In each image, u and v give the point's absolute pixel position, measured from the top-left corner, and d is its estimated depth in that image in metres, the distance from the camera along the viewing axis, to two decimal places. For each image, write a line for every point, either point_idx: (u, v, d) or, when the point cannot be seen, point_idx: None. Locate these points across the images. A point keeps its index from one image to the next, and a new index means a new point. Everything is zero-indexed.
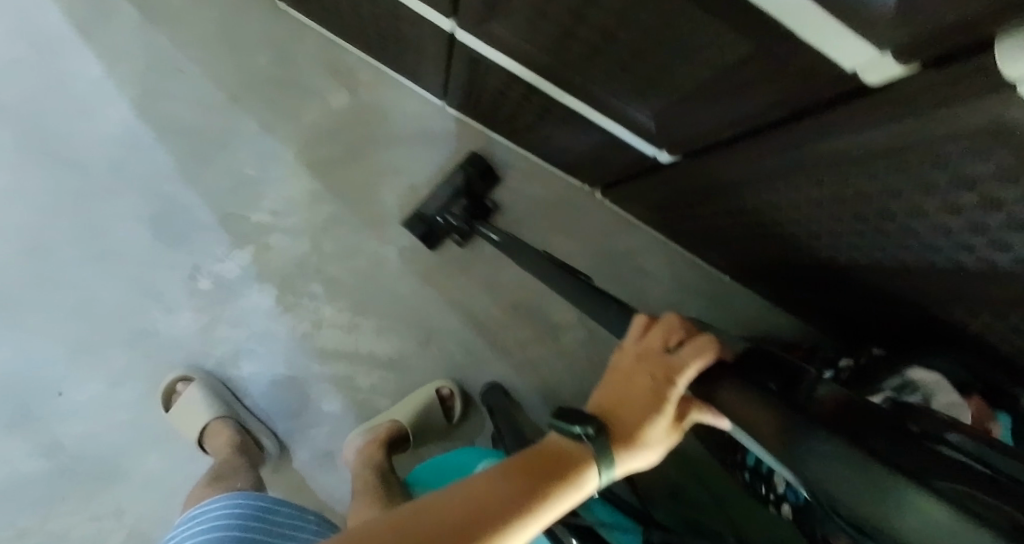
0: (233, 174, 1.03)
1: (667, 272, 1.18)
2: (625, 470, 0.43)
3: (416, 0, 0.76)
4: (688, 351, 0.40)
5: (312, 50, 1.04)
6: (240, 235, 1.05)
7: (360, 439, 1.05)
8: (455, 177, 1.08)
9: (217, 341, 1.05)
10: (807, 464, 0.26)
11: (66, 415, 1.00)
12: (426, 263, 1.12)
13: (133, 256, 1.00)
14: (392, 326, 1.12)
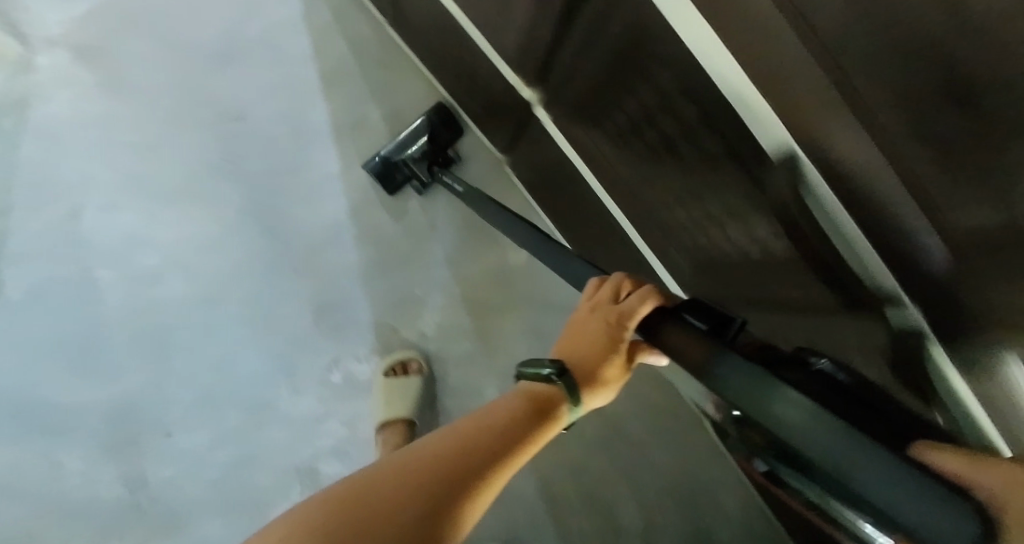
0: (402, 287, 1.10)
1: (746, 522, 1.15)
2: (589, 403, 0.51)
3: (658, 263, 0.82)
4: (634, 297, 0.49)
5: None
6: (383, 343, 1.09)
7: None
8: (417, 121, 1.05)
9: (321, 434, 1.07)
10: (728, 381, 0.39)
11: (164, 457, 1.01)
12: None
13: (291, 330, 1.06)
14: None
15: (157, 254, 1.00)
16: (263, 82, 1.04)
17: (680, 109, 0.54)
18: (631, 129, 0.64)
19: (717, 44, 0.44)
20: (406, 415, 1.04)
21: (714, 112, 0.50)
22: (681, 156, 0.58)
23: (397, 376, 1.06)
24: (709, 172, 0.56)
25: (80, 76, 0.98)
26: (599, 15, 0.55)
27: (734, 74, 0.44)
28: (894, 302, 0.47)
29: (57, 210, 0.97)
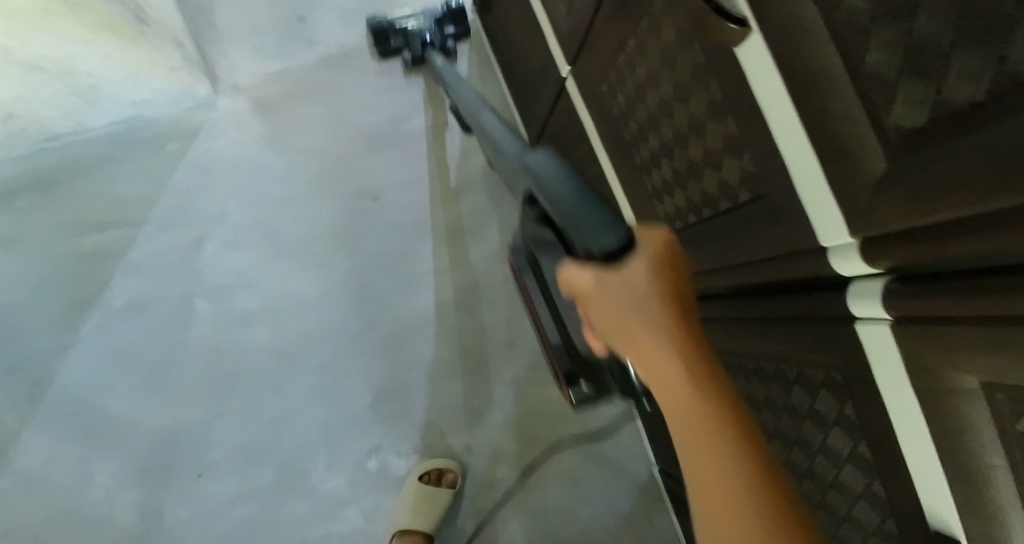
0: (463, 397, 1.11)
1: None
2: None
3: None
4: None
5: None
6: (426, 446, 1.09)
7: None
8: (429, 7, 1.13)
9: (338, 518, 1.05)
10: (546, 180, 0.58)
11: (187, 497, 1.01)
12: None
13: (348, 408, 1.07)
14: None
15: (256, 301, 1.05)
16: (405, 172, 1.11)
17: (842, 430, 0.56)
18: (774, 402, 0.67)
19: (928, 442, 0.45)
20: (425, 529, 1.03)
21: (881, 457, 0.51)
22: (822, 457, 0.61)
23: (429, 483, 1.06)
24: (848, 488, 0.58)
25: (250, 124, 1.05)
26: (793, 321, 0.56)
27: (933, 466, 0.45)
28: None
29: (185, 235, 1.03)
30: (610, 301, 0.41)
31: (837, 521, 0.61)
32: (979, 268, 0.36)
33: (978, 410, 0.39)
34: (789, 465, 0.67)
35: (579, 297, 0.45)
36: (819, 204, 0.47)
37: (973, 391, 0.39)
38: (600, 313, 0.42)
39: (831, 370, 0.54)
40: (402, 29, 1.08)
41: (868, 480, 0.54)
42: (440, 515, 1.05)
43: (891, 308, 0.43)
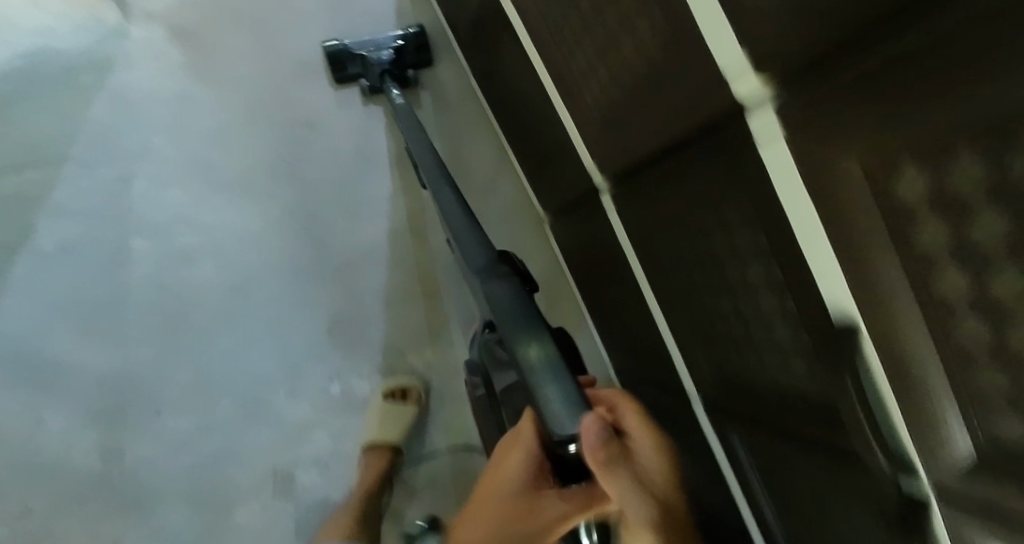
0: (420, 318, 1.13)
1: None
2: None
3: (683, 364, 0.88)
4: None
5: (540, 273, 1.23)
6: (387, 367, 1.12)
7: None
8: (394, 33, 1.14)
9: (306, 443, 1.07)
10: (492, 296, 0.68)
11: (148, 435, 1.00)
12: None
13: (304, 336, 1.08)
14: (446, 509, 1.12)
15: (197, 236, 1.04)
16: (340, 99, 1.11)
17: (757, 258, 0.60)
18: (700, 255, 0.71)
19: (823, 240, 0.49)
20: (392, 441, 1.06)
21: (792, 273, 0.55)
22: (744, 291, 0.65)
23: (393, 401, 1.08)
24: (766, 313, 0.62)
25: (169, 55, 1.05)
26: (709, 160, 0.60)
27: (830, 259, 0.49)
28: (854, 336, 0.50)
29: (112, 172, 1.01)
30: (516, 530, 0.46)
31: (761, 349, 0.66)
32: (856, 47, 0.38)
33: (852, 182, 0.43)
34: (720, 312, 0.72)
35: (519, 436, 0.49)
36: (715, 26, 0.50)
37: (850, 168, 0.43)
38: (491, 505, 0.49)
39: (742, 199, 0.58)
40: (360, 58, 1.08)
41: (781, 295, 0.59)
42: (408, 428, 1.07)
43: (783, 107, 0.47)
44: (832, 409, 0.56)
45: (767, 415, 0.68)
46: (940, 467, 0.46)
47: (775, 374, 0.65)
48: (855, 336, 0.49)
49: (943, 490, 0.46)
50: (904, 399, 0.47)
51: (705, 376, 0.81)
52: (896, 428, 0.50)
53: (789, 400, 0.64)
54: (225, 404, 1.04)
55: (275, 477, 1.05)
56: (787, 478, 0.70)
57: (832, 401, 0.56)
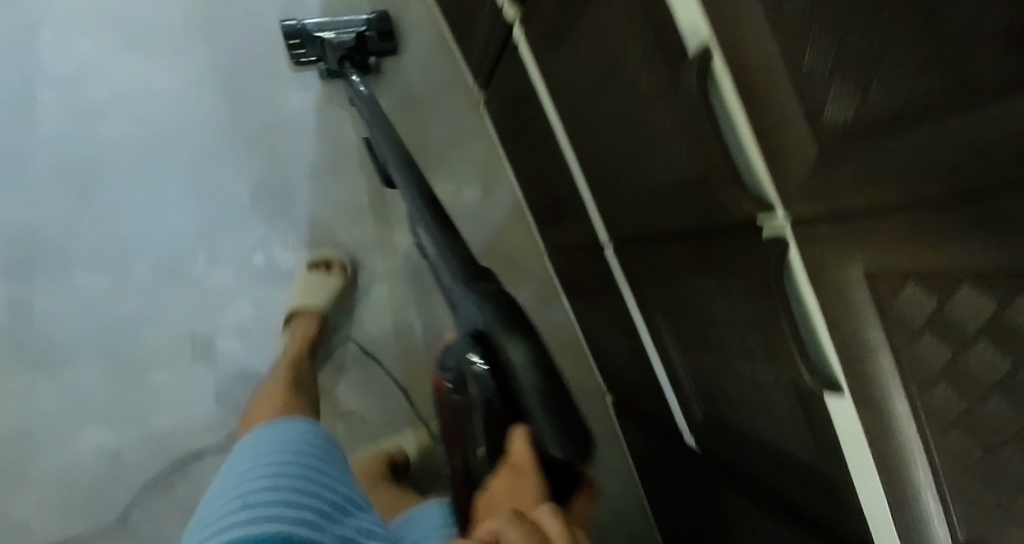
0: (348, 191, 1.11)
1: (616, 481, 1.25)
2: None
3: (594, 206, 0.89)
4: None
5: (480, 151, 1.21)
6: (313, 239, 1.09)
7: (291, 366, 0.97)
8: (361, 19, 1.11)
9: (227, 310, 1.05)
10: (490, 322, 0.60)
11: (56, 288, 0.99)
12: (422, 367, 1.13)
13: (224, 201, 1.05)
14: (374, 382, 1.12)
15: (111, 93, 1.02)
16: None
17: (633, 32, 0.60)
18: (592, 66, 0.72)
19: None
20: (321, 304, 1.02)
21: (658, 27, 0.56)
22: (625, 78, 0.65)
23: (314, 272, 1.05)
24: (643, 95, 0.63)
25: None
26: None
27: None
28: (705, 64, 0.51)
29: (23, 22, 1.01)
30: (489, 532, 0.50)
31: (645, 143, 0.67)
32: None
33: None
34: (615, 125, 0.72)
35: (518, 466, 0.56)
36: None
37: None
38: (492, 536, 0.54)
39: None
40: (317, 39, 1.07)
41: (653, 62, 0.59)
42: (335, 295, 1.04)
43: None
44: (702, 170, 0.58)
45: (661, 214, 0.70)
46: (788, 184, 0.48)
47: (659, 166, 0.66)
48: (708, 66, 0.51)
49: (796, 211, 0.49)
50: (754, 101, 0.48)
51: (611, 207, 0.83)
52: (751, 159, 0.51)
53: (671, 186, 0.65)
54: (141, 266, 1.02)
55: (192, 342, 1.03)
56: (682, 281, 0.72)
57: (700, 159, 0.57)
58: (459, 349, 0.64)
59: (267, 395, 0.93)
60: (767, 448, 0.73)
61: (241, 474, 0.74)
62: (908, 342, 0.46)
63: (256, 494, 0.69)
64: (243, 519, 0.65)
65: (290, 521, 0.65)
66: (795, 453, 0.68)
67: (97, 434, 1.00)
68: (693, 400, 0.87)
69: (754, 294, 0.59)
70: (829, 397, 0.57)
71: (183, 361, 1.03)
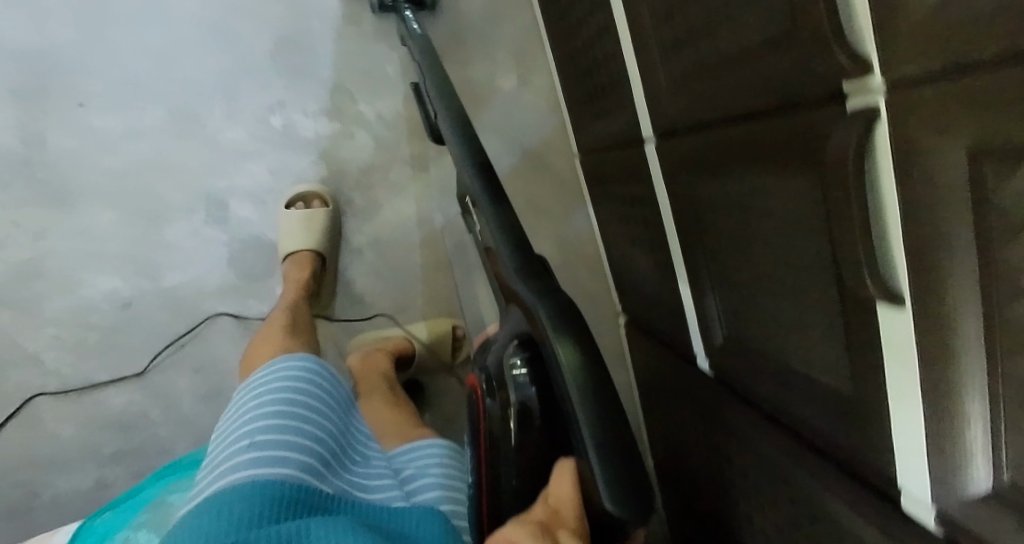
0: (377, 60, 1.03)
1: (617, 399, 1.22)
2: None
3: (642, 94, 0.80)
4: None
5: (520, 35, 1.12)
6: (335, 108, 1.03)
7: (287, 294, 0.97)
8: None
9: (241, 172, 1.01)
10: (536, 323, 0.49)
11: (69, 126, 0.94)
12: (433, 258, 1.10)
13: (244, 54, 0.98)
14: (383, 265, 1.09)
15: None
16: None
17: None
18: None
19: None
20: (314, 247, 1.00)
21: None
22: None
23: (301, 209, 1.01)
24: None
25: None
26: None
27: None
28: None
29: None
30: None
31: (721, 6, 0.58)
32: None
33: None
34: None
35: (556, 508, 0.52)
36: None
37: None
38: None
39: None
40: None
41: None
42: (327, 231, 1.01)
43: None
44: (791, 30, 0.49)
45: (727, 97, 0.61)
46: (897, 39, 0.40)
47: (734, 36, 0.57)
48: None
49: (902, 73, 0.41)
50: None
51: (661, 93, 0.74)
52: (855, 12, 0.43)
53: (745, 56, 0.56)
54: (156, 113, 0.97)
55: (207, 201, 1.01)
56: (734, 179, 0.65)
57: (790, 14, 0.48)
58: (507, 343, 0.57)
59: (267, 333, 0.89)
60: (789, 372, 0.68)
61: (245, 410, 0.73)
62: (997, 242, 0.38)
63: (264, 433, 0.68)
64: (254, 460, 0.64)
65: (300, 469, 0.65)
66: (819, 376, 0.62)
67: (109, 283, 0.99)
68: (715, 316, 0.81)
69: (819, 186, 0.52)
70: (882, 309, 0.49)
71: (195, 218, 1.01)
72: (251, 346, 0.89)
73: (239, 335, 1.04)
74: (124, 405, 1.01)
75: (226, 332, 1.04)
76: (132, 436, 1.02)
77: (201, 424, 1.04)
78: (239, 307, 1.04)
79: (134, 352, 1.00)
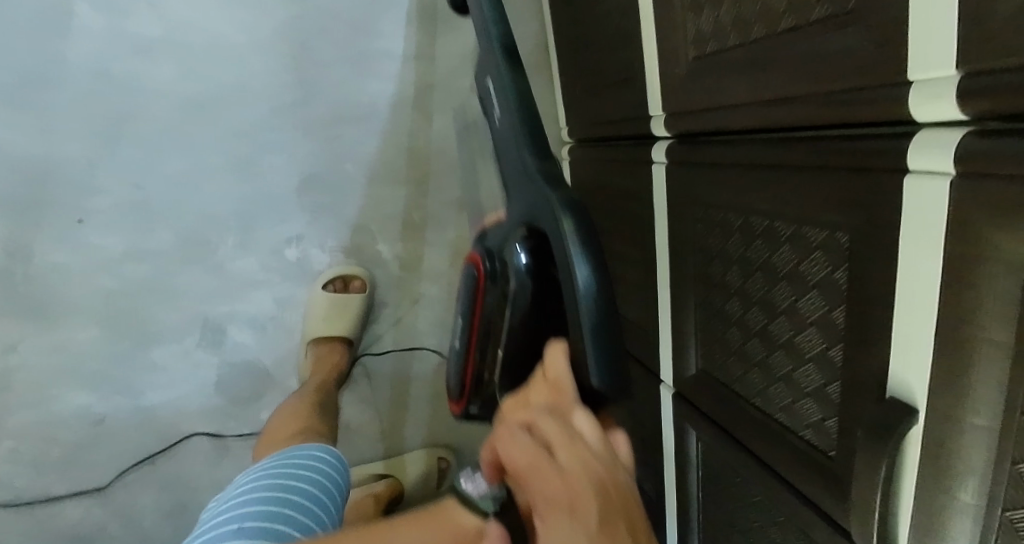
0: (403, 205, 1.03)
1: None
2: None
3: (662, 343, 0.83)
4: None
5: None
6: (352, 247, 1.02)
7: (315, 377, 0.97)
8: None
9: (246, 299, 0.98)
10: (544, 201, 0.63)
11: (65, 243, 0.89)
12: (418, 399, 1.11)
13: (269, 188, 0.95)
14: (372, 397, 1.09)
15: (161, 29, 0.88)
16: None
17: (820, 293, 0.54)
18: (738, 259, 0.65)
19: (931, 303, 0.43)
20: (346, 334, 1.01)
21: (856, 329, 0.50)
22: (782, 319, 0.59)
23: (337, 291, 0.99)
24: (798, 352, 0.58)
25: None
26: (850, 160, 0.48)
27: (930, 298, 0.43)
28: (909, 408, 0.46)
29: None
30: (550, 481, 0.42)
31: (771, 379, 0.62)
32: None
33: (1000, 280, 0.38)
34: (739, 324, 0.66)
35: (555, 380, 0.57)
36: (930, 28, 0.39)
37: (1007, 261, 0.37)
38: (500, 441, 0.46)
39: (837, 229, 0.50)
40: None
41: (827, 345, 0.54)
42: (357, 318, 1.01)
43: (962, 155, 0.39)
44: (829, 466, 0.55)
45: (745, 432, 0.67)
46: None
47: (772, 408, 0.63)
48: (906, 431, 0.46)
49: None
50: (936, 489, 0.45)
51: (687, 368, 0.78)
52: (899, 497, 0.49)
53: (773, 424, 0.63)
54: (162, 237, 0.92)
55: (202, 325, 0.97)
56: (732, 485, 0.71)
57: (836, 448, 0.54)
58: (507, 235, 0.73)
59: (289, 415, 0.91)
60: None
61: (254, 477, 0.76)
62: None
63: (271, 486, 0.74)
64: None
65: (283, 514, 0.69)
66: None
67: (81, 399, 0.94)
68: None
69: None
70: None
71: (187, 340, 0.97)
72: (275, 424, 0.90)
73: (215, 455, 1.02)
74: (79, 520, 0.98)
75: (203, 452, 1.02)
76: None
77: None
78: (220, 428, 1.02)
79: (97, 468, 0.97)
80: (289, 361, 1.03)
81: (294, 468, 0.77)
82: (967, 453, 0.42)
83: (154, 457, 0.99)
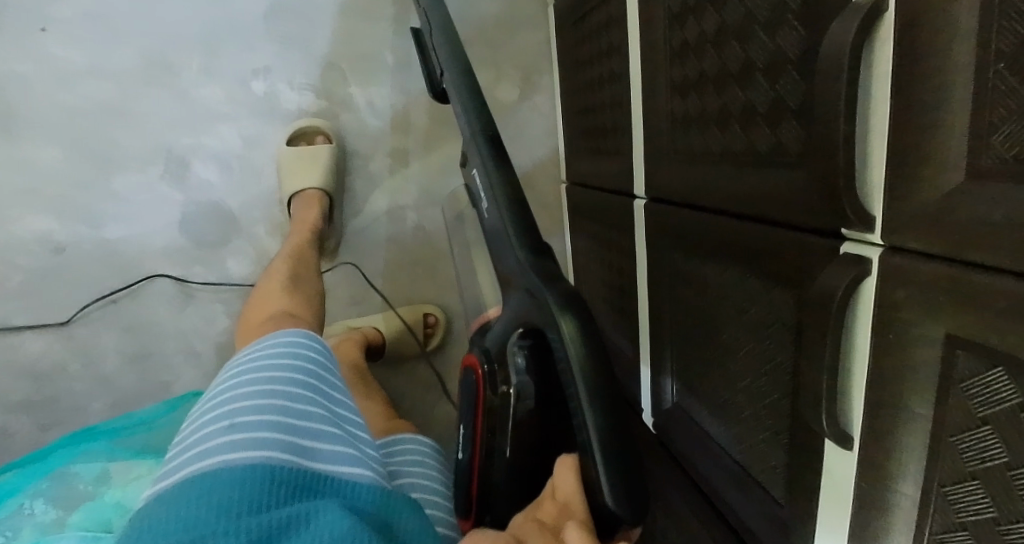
0: (377, 44, 0.98)
1: None
2: None
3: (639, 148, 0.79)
4: None
5: (528, 53, 1.07)
6: (323, 86, 0.98)
7: (298, 238, 0.90)
8: None
9: (211, 133, 0.95)
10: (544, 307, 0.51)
11: (28, 54, 0.88)
12: (397, 257, 1.06)
13: (236, 14, 0.93)
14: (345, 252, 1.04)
15: None
16: None
17: None
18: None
19: None
20: (322, 188, 0.95)
21: None
22: (748, 25, 0.53)
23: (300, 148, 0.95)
24: (764, 53, 0.51)
25: None
26: None
27: None
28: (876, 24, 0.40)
29: None
30: None
31: (743, 110, 0.56)
32: None
33: None
34: (715, 65, 0.60)
35: (567, 503, 0.50)
36: None
37: None
38: None
39: None
40: None
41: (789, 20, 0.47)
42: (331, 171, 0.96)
43: None
44: (796, 166, 0.49)
45: (717, 186, 0.61)
46: (912, 197, 0.39)
47: (746, 133, 0.56)
48: (872, 50, 0.41)
49: (907, 248, 0.41)
50: (915, 105, 0.38)
51: (662, 157, 0.73)
52: (870, 134, 0.42)
53: (744, 158, 0.57)
54: (126, 56, 0.90)
55: (165, 156, 0.94)
56: (706, 263, 0.67)
57: (804, 139, 0.48)
58: (504, 332, 0.60)
59: (269, 279, 0.84)
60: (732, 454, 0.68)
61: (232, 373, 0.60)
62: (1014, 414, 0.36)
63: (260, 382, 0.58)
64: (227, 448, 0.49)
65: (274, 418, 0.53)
66: (756, 470, 0.64)
67: (42, 223, 0.92)
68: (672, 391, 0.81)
69: (793, 301, 0.54)
70: (831, 445, 0.51)
71: (150, 171, 0.94)
72: (262, 281, 0.84)
73: (178, 301, 0.98)
74: (38, 354, 0.96)
75: (165, 297, 0.98)
76: (42, 387, 0.96)
77: (119, 387, 0.98)
78: (183, 271, 0.97)
79: (57, 301, 0.95)
80: (256, 205, 0.98)
81: (288, 354, 0.61)
82: (955, 57, 0.35)
83: (114, 297, 0.96)
